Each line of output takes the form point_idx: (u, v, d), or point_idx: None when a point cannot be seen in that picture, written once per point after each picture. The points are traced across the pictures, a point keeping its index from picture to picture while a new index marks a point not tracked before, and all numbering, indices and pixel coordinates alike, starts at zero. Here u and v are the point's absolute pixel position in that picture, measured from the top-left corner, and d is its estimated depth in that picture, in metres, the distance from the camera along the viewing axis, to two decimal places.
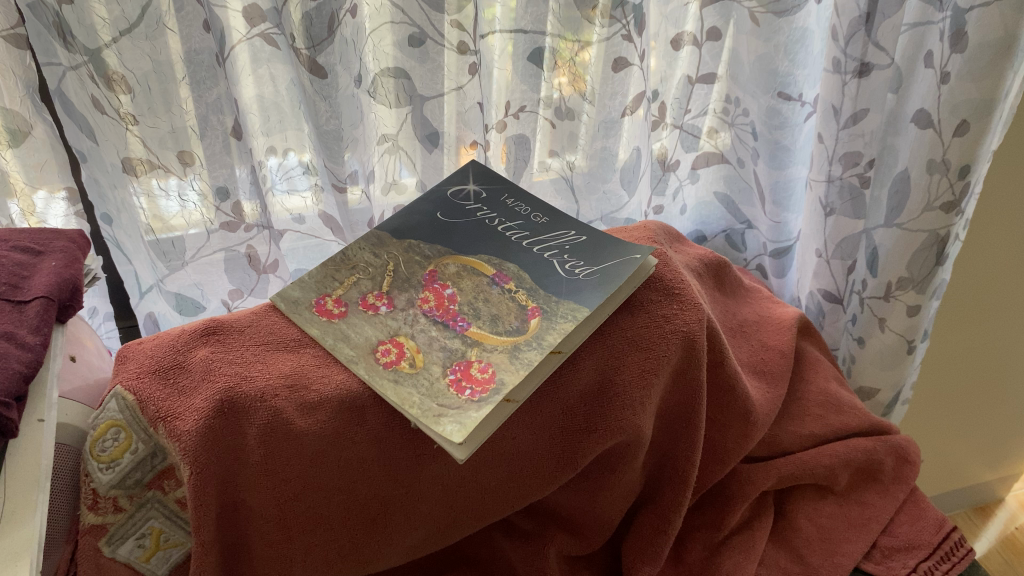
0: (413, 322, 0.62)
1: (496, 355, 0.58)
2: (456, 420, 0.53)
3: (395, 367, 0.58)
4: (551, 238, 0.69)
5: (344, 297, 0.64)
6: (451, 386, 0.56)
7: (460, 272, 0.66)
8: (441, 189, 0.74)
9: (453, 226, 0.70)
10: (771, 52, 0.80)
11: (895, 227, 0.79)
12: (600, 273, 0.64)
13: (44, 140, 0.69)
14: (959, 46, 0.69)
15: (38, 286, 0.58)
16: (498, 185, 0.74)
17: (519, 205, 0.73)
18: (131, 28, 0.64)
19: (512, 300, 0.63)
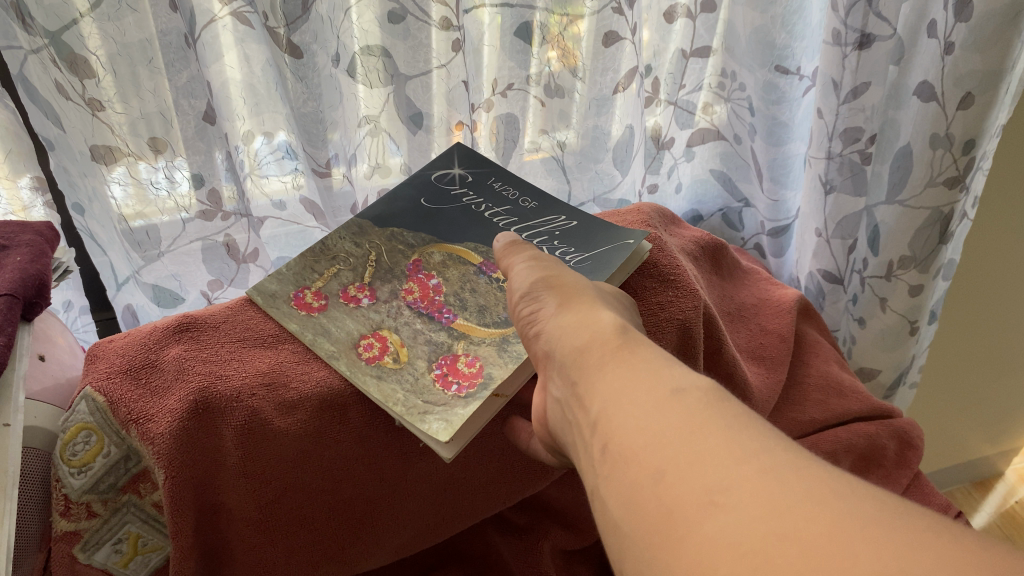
0: (398, 313, 0.60)
1: (485, 348, 0.57)
2: (440, 418, 0.51)
3: (379, 363, 0.56)
4: (540, 224, 0.65)
5: (325, 290, 0.61)
6: (437, 381, 0.55)
7: (446, 260, 0.64)
8: (425, 173, 0.70)
9: (438, 212, 0.67)
10: (767, 24, 0.77)
11: (898, 204, 0.77)
12: (592, 260, 0.60)
13: (8, 127, 0.66)
14: (963, 15, 0.66)
15: (3, 282, 0.56)
16: (485, 167, 0.71)
17: (507, 189, 0.69)
18: (94, 8, 0.61)
19: (501, 291, 0.61)
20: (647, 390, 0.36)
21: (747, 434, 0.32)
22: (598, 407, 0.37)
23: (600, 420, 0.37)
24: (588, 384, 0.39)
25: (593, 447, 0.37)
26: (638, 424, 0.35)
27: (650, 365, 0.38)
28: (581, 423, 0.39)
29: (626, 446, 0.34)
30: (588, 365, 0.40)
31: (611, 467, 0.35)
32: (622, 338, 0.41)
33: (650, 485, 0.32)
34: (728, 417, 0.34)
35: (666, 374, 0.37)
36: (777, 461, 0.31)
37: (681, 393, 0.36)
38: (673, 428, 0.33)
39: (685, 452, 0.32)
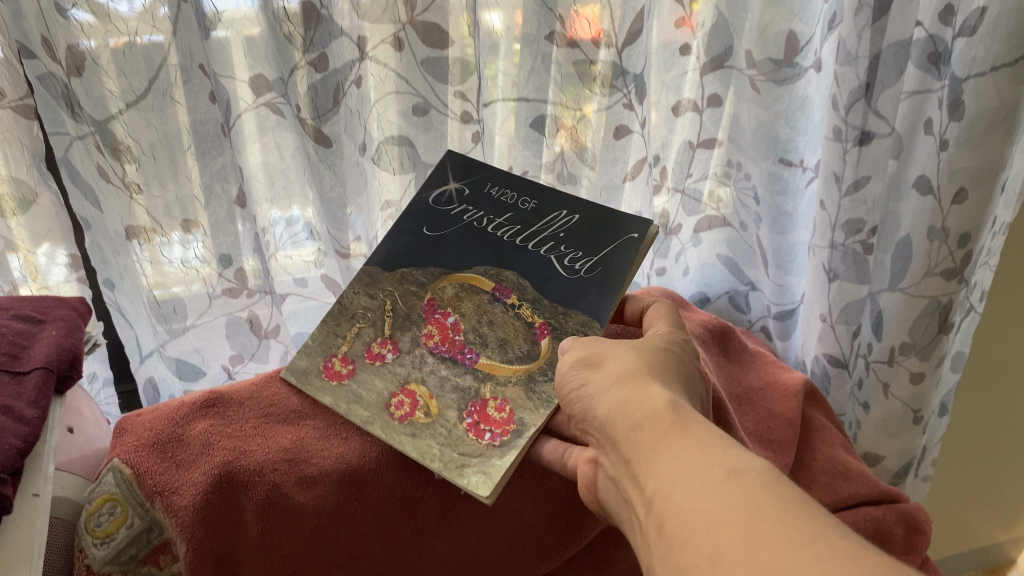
0: (422, 364, 0.58)
1: (515, 390, 0.55)
2: (479, 470, 0.52)
3: (411, 421, 0.56)
4: (542, 226, 0.61)
5: (351, 353, 0.60)
6: (470, 431, 0.54)
7: (458, 292, 0.60)
8: (424, 196, 0.65)
9: (443, 240, 0.63)
10: (771, 119, 0.80)
11: (899, 291, 0.79)
12: (602, 265, 0.58)
13: (50, 208, 0.70)
14: (957, 114, 0.70)
15: (39, 356, 0.58)
16: (481, 173, 0.65)
17: (506, 193, 0.64)
18: (138, 100, 0.65)
19: (518, 319, 0.58)
20: (702, 471, 0.35)
21: (805, 523, 0.31)
22: (653, 486, 0.37)
23: (655, 500, 0.37)
24: (640, 463, 0.39)
25: (650, 529, 0.36)
26: (695, 509, 0.34)
27: (704, 444, 0.37)
28: (638, 501, 0.39)
29: (683, 530, 0.34)
30: (639, 442, 0.40)
31: (667, 548, 0.34)
32: (672, 414, 0.40)
33: (709, 573, 0.31)
34: (789, 504, 0.32)
35: (721, 452, 0.36)
36: (839, 553, 0.30)
37: (736, 474, 0.35)
38: (730, 513, 0.33)
39: (745, 538, 0.31)
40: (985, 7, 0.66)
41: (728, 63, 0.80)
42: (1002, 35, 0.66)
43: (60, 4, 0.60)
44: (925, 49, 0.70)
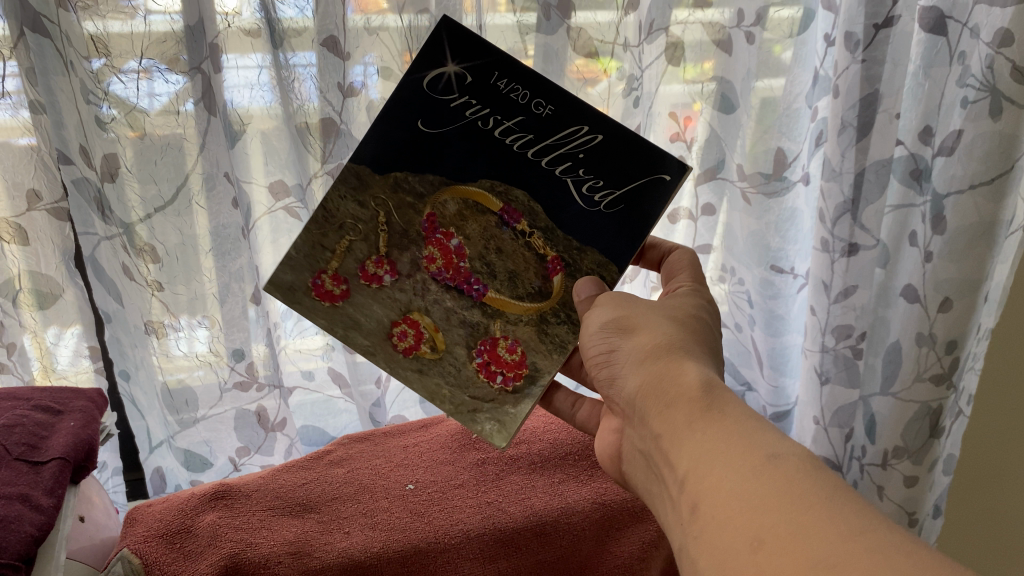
0: (425, 290, 0.55)
1: (525, 330, 0.55)
2: (491, 417, 0.55)
3: (417, 356, 0.55)
4: (561, 142, 0.50)
5: (342, 270, 0.54)
6: (479, 372, 0.55)
7: (462, 211, 0.54)
8: (413, 77, 0.50)
9: (443, 139, 0.51)
10: (762, 228, 0.84)
11: (891, 395, 0.82)
12: (625, 202, 0.50)
13: (73, 303, 0.74)
14: (940, 227, 0.74)
15: (57, 447, 0.60)
16: (487, 53, 0.48)
17: (516, 87, 0.49)
18: (166, 205, 0.70)
19: (528, 249, 0.54)
20: (740, 454, 0.35)
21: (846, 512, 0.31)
22: (687, 465, 0.37)
23: (688, 480, 0.37)
24: (672, 439, 0.39)
25: (683, 507, 0.37)
26: (733, 492, 0.34)
27: (738, 430, 0.36)
28: (670, 480, 0.39)
29: (720, 512, 0.34)
30: (673, 420, 0.40)
31: (704, 528, 0.34)
32: (704, 392, 0.40)
33: (751, 556, 0.31)
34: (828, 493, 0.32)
35: (760, 436, 0.36)
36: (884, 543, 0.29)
37: (777, 458, 0.34)
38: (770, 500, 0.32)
39: (788, 526, 0.31)
40: (961, 129, 0.71)
41: (720, 175, 0.84)
42: (978, 156, 0.70)
43: (100, 115, 0.65)
44: (907, 166, 0.75)
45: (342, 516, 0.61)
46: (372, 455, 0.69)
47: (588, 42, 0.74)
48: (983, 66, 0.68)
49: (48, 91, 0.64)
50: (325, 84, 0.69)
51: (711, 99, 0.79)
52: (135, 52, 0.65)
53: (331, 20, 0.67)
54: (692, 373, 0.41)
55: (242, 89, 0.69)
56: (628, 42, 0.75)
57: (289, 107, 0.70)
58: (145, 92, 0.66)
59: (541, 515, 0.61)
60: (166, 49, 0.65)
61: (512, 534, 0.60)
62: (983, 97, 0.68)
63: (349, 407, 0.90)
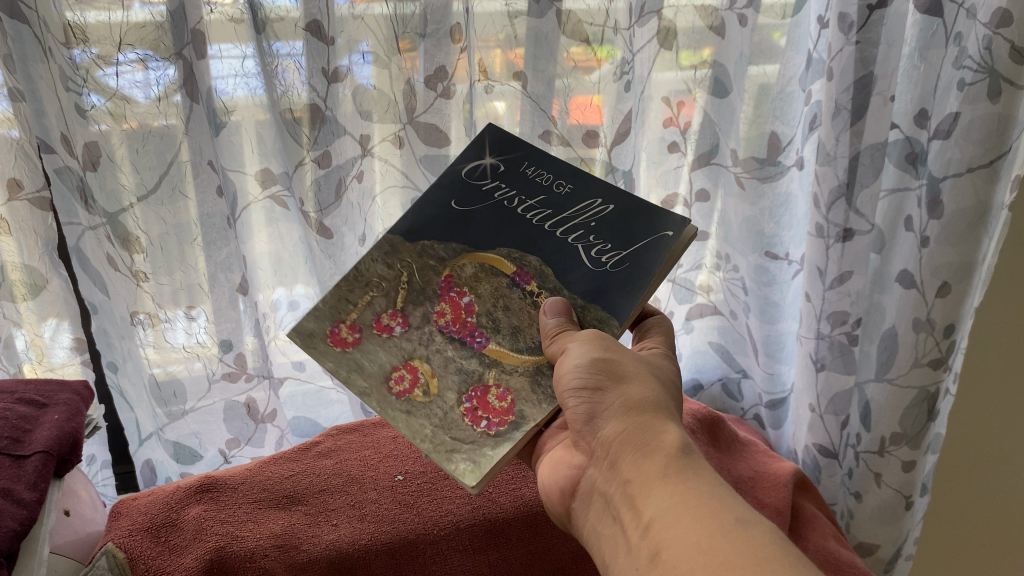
0: (429, 340, 0.51)
1: (522, 379, 0.50)
2: (469, 458, 0.47)
3: (408, 399, 0.49)
4: (573, 217, 0.51)
5: (358, 320, 0.51)
6: (467, 416, 0.49)
7: (478, 272, 0.52)
8: (454, 168, 0.55)
9: (470, 214, 0.52)
10: (756, 214, 0.83)
11: (887, 382, 0.80)
12: (632, 261, 0.49)
13: (59, 293, 0.73)
14: (936, 212, 0.73)
15: (40, 440, 0.59)
16: (519, 148, 0.54)
17: (542, 172, 0.53)
18: (149, 194, 0.69)
19: (533, 307, 0.51)
20: (712, 512, 0.37)
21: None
22: (651, 512, 0.39)
23: (653, 527, 0.39)
24: (639, 485, 0.41)
25: (643, 555, 0.39)
26: (697, 544, 0.36)
27: (717, 487, 0.39)
28: (631, 522, 0.41)
29: (682, 561, 0.36)
30: (645, 468, 0.42)
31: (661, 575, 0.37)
32: (682, 452, 0.42)
33: None
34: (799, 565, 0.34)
35: (729, 501, 0.38)
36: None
37: (745, 522, 0.37)
38: (735, 561, 0.35)
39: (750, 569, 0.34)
40: (958, 112, 0.69)
41: (716, 160, 0.83)
42: (976, 139, 0.69)
43: (80, 103, 0.64)
44: (902, 149, 0.75)
45: (330, 508, 0.60)
46: (361, 446, 0.68)
47: (578, 26, 0.73)
48: (979, 47, 0.66)
49: (28, 78, 0.63)
50: (309, 70, 0.68)
51: (706, 83, 0.79)
52: (114, 38, 0.63)
53: (315, 4, 0.66)
54: (671, 434, 0.43)
55: (230, 79, 0.69)
56: (618, 25, 0.73)
57: (274, 95, 0.69)
58: (142, 84, 0.65)
59: (533, 506, 0.60)
60: (146, 35, 0.64)
61: (502, 525, 0.59)
62: (981, 79, 0.67)
63: (341, 398, 0.89)
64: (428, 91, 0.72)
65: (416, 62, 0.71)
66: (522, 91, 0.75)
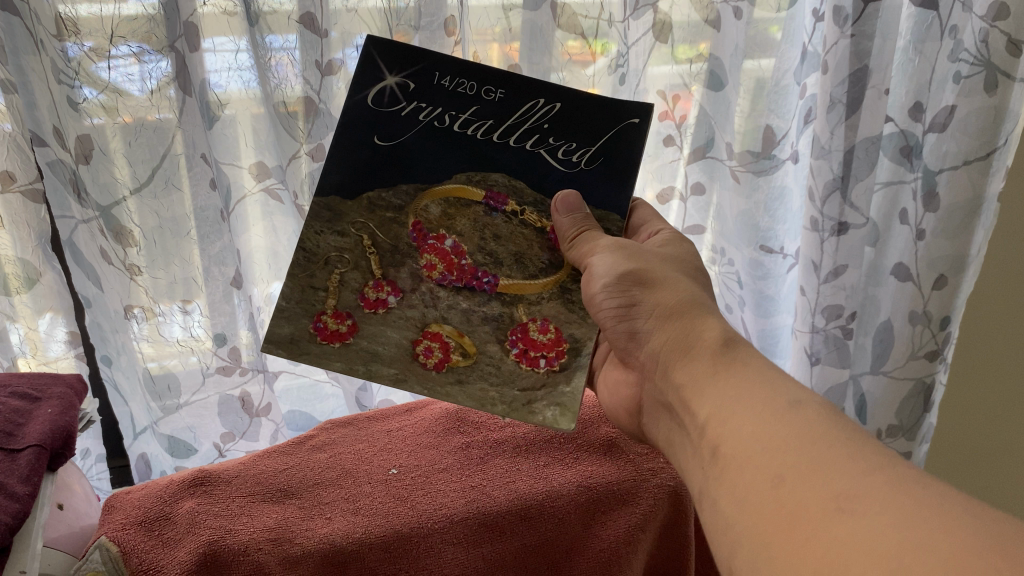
0: (434, 300, 0.53)
1: (553, 305, 0.54)
2: (552, 402, 0.53)
3: (451, 366, 0.53)
4: (524, 122, 0.52)
5: (343, 307, 0.51)
6: (520, 360, 0.53)
7: (448, 210, 0.53)
8: (357, 98, 0.50)
9: (404, 150, 0.51)
10: (752, 208, 0.83)
11: (883, 374, 0.86)
12: (605, 154, 0.52)
13: (52, 287, 0.73)
14: (932, 206, 0.77)
15: (32, 434, 0.59)
16: (421, 59, 0.50)
17: (461, 80, 0.51)
18: (142, 187, 0.69)
19: (526, 227, 0.54)
20: (765, 399, 0.39)
21: (869, 451, 0.34)
22: (707, 410, 0.41)
23: (710, 425, 0.40)
24: (694, 393, 0.43)
25: (705, 452, 0.40)
26: (752, 435, 0.37)
27: (771, 376, 0.40)
28: (690, 427, 0.42)
29: (738, 451, 0.37)
30: (694, 370, 0.44)
31: (723, 470, 0.38)
32: (725, 348, 0.43)
33: (772, 491, 0.34)
34: (858, 437, 0.35)
35: (780, 387, 0.39)
36: (904, 480, 0.32)
37: (798, 404, 0.38)
38: (790, 442, 0.36)
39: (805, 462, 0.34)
40: (953, 105, 0.72)
41: (711, 154, 0.82)
42: (972, 132, 0.72)
43: (73, 96, 0.64)
44: (897, 143, 0.76)
45: (323, 502, 0.59)
46: (354, 440, 0.68)
47: (573, 18, 0.73)
48: (976, 40, 0.69)
49: (20, 70, 0.63)
50: (303, 63, 0.68)
51: (702, 77, 0.78)
52: (106, 30, 0.63)
53: None
54: (713, 331, 0.45)
55: (224, 73, 0.69)
56: (612, 18, 0.73)
57: (268, 88, 0.69)
58: (138, 77, 0.65)
59: (528, 499, 0.59)
60: (138, 27, 0.63)
61: (497, 518, 0.58)
62: (978, 71, 0.70)
63: (336, 392, 0.89)
64: None
65: None
66: None
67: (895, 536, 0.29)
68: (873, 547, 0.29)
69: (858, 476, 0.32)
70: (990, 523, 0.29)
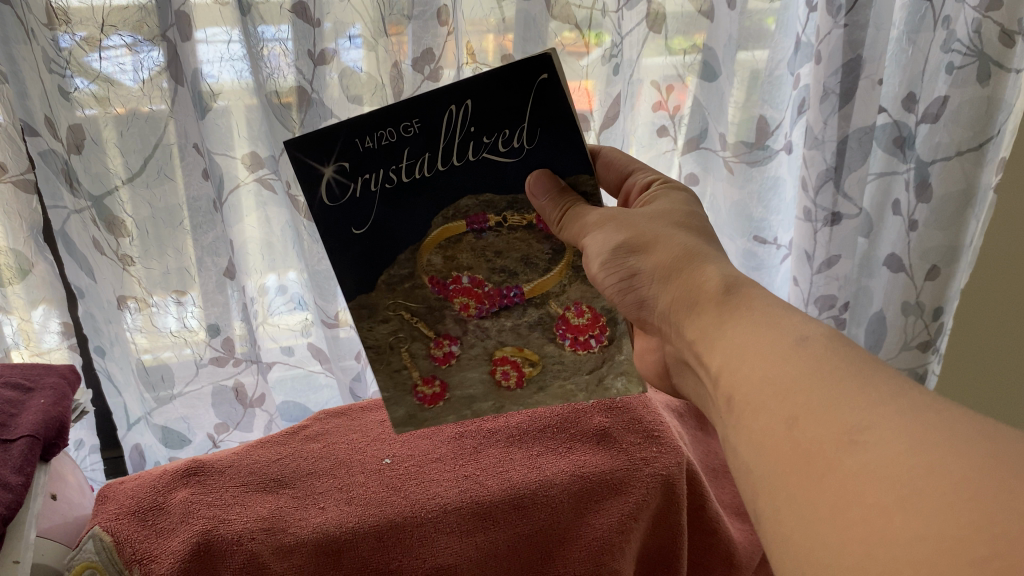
0: (485, 331, 0.50)
1: (578, 286, 0.50)
2: (619, 372, 0.51)
3: (529, 378, 0.51)
4: (454, 136, 0.43)
5: (425, 372, 0.50)
6: (576, 349, 0.51)
7: (445, 253, 0.48)
8: (310, 206, 0.44)
9: (387, 223, 0.46)
10: (746, 198, 0.83)
11: (875, 364, 0.87)
12: (543, 124, 0.43)
13: (44, 277, 0.72)
14: (925, 197, 0.78)
15: (25, 424, 0.59)
16: (330, 137, 0.43)
17: (378, 132, 0.43)
18: (135, 177, 0.69)
19: (518, 230, 0.48)
20: (774, 345, 0.35)
21: (884, 393, 0.30)
22: (719, 360, 0.37)
23: (722, 374, 0.37)
24: (704, 346, 0.39)
25: (720, 404, 0.37)
26: (763, 380, 0.34)
27: (782, 320, 0.36)
28: (704, 380, 0.39)
29: (750, 400, 0.34)
30: (701, 324, 0.40)
31: (740, 416, 0.35)
32: (727, 295, 0.39)
33: (785, 435, 0.31)
34: (872, 377, 0.31)
35: (790, 327, 0.36)
36: (921, 418, 0.28)
37: (807, 343, 0.34)
38: (802, 381, 0.32)
39: (815, 404, 0.31)
40: (946, 96, 0.73)
41: (704, 144, 0.82)
42: (965, 122, 0.73)
43: (64, 86, 0.64)
44: (891, 133, 0.76)
45: (317, 491, 0.59)
46: (348, 430, 0.68)
47: (566, 7, 0.72)
48: (969, 31, 0.70)
49: (10, 60, 0.63)
50: (295, 52, 0.68)
51: (696, 68, 0.78)
52: (96, 20, 0.63)
53: None
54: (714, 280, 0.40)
55: (217, 64, 0.68)
56: (606, 8, 0.73)
57: (260, 78, 0.69)
58: (130, 69, 0.65)
59: (520, 488, 0.59)
60: (129, 16, 0.63)
61: (489, 507, 0.58)
62: (970, 62, 0.70)
63: (330, 382, 0.89)
64: (415, 75, 0.72)
65: (404, 45, 0.71)
66: None
67: (907, 466, 0.27)
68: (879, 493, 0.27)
69: (872, 419, 0.29)
70: (1006, 447, 0.27)
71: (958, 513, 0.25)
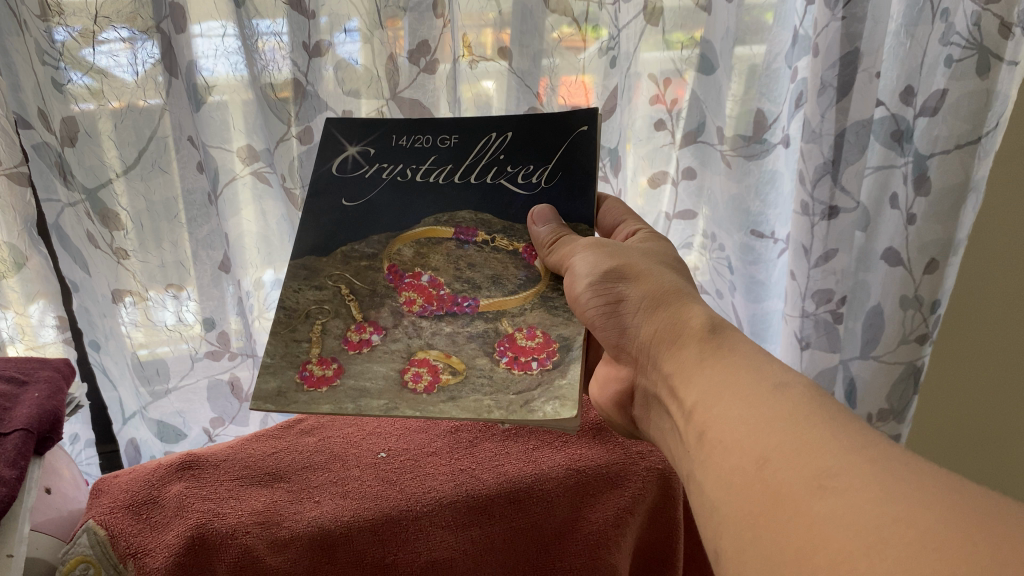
0: (418, 331, 0.49)
1: (538, 313, 0.50)
2: (550, 397, 0.45)
3: (441, 386, 0.46)
4: (478, 159, 0.53)
5: (325, 352, 0.48)
6: (512, 367, 0.47)
7: (419, 251, 0.52)
8: (322, 169, 0.53)
9: (371, 205, 0.52)
10: (743, 192, 0.83)
11: (873, 359, 0.87)
12: (562, 169, 0.53)
13: (39, 271, 0.72)
14: (923, 189, 0.77)
15: (20, 418, 0.59)
16: (377, 125, 0.54)
17: (417, 136, 0.54)
18: (130, 170, 0.69)
19: (498, 252, 0.52)
20: (750, 387, 0.37)
21: (856, 432, 0.32)
22: (694, 398, 0.40)
23: (697, 411, 0.39)
24: (682, 380, 0.42)
25: (693, 437, 0.39)
26: (739, 418, 0.36)
27: (758, 362, 0.39)
28: (679, 414, 0.42)
29: (725, 437, 0.36)
30: (683, 359, 0.43)
31: (712, 453, 0.37)
32: (711, 334, 0.42)
33: (757, 474, 0.33)
34: (842, 418, 0.34)
35: (767, 369, 0.38)
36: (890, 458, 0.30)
37: (783, 388, 0.36)
38: (774, 423, 0.34)
39: (790, 443, 0.33)
40: (945, 89, 0.73)
41: (701, 138, 0.82)
42: (964, 115, 0.73)
43: (58, 78, 0.64)
44: (888, 127, 0.76)
45: (312, 485, 0.59)
46: (344, 424, 0.68)
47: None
48: (968, 24, 0.69)
49: (4, 52, 0.63)
50: (291, 45, 0.68)
51: (695, 62, 0.77)
52: (90, 11, 0.63)
53: None
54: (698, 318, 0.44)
55: (213, 58, 0.68)
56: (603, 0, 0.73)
57: (255, 71, 0.69)
58: (126, 63, 0.65)
59: (516, 482, 0.58)
60: (123, 7, 0.63)
61: (486, 501, 0.57)
62: (970, 55, 0.70)
63: None
64: (412, 67, 0.72)
65: (401, 39, 0.70)
66: (508, 69, 0.74)
67: (875, 511, 0.28)
68: (855, 524, 0.28)
69: (844, 457, 0.31)
70: (974, 496, 0.28)
71: (933, 550, 0.26)
